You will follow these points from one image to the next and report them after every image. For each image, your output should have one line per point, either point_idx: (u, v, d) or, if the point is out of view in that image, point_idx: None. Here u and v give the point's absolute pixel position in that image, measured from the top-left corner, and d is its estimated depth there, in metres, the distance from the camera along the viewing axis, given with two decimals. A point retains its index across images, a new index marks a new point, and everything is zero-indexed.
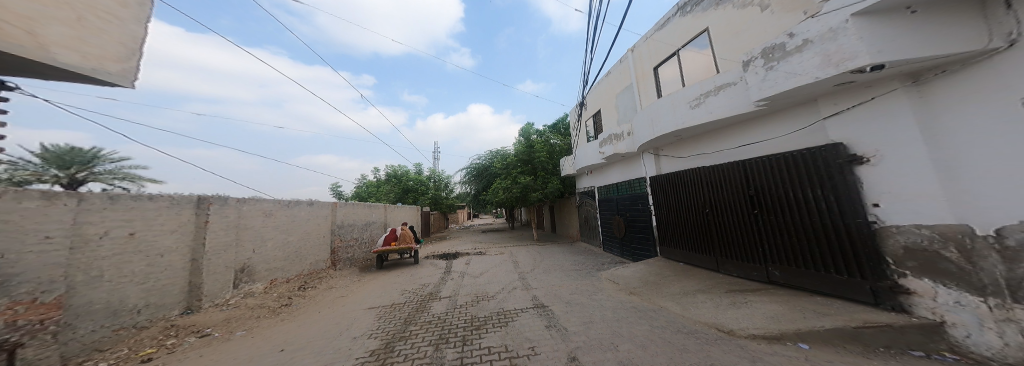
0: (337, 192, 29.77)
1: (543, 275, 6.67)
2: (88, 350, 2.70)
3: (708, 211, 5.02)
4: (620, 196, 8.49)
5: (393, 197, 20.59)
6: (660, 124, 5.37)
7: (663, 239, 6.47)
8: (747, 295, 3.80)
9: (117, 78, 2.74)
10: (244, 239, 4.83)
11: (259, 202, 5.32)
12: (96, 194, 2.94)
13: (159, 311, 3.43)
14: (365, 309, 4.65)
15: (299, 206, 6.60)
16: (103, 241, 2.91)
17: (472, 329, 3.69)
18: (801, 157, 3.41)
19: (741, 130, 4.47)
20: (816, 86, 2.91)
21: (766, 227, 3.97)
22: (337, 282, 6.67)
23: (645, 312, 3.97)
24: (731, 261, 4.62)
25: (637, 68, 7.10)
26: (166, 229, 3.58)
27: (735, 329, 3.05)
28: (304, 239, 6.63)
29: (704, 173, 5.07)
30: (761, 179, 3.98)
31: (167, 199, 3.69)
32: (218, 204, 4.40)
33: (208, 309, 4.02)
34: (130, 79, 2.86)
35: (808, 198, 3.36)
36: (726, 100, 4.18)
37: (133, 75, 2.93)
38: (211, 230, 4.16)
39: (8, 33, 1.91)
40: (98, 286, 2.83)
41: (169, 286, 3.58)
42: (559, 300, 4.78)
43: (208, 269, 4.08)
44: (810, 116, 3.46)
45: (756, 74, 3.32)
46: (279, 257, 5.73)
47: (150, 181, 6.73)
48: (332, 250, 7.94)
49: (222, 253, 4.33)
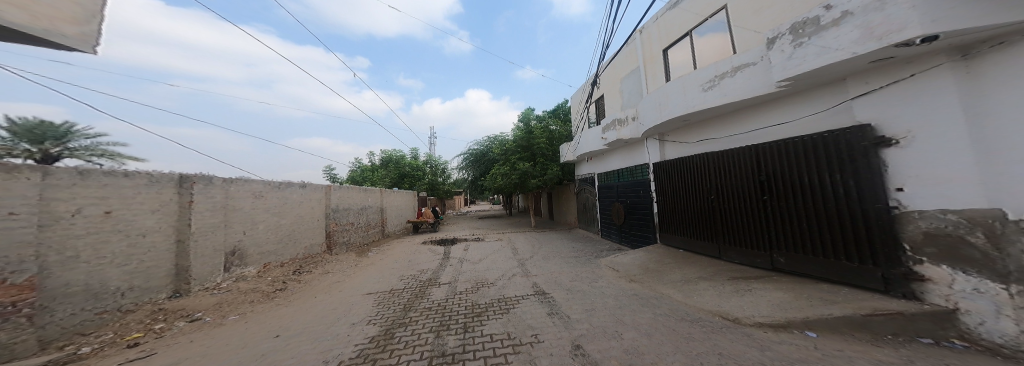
0: (331, 177, 29.23)
1: (542, 262, 6.63)
2: (69, 334, 2.56)
3: (713, 197, 4.96)
4: (620, 183, 8.39)
5: (388, 182, 20.34)
6: (669, 107, 5.21)
7: (664, 225, 6.45)
8: (752, 283, 3.77)
9: (73, 42, 2.41)
10: (234, 221, 4.62)
11: (248, 183, 5.06)
12: (65, 168, 2.68)
13: (145, 294, 3.25)
14: (364, 295, 4.56)
15: (290, 188, 6.36)
16: (76, 219, 2.68)
17: (473, 315, 3.62)
18: (821, 140, 3.28)
19: (757, 114, 4.33)
20: (850, 62, 2.77)
21: (774, 213, 3.92)
22: (333, 266, 6.55)
23: (647, 299, 3.94)
24: (734, 247, 4.62)
25: (645, 51, 6.84)
26: (146, 209, 3.34)
27: (740, 317, 3.04)
28: (297, 222, 6.45)
29: (712, 158, 4.96)
30: (774, 164, 3.88)
31: (145, 178, 3.42)
32: (203, 183, 4.13)
33: (198, 292, 3.86)
34: (89, 43, 2.54)
35: (824, 184, 3.27)
36: (742, 82, 4.02)
37: (96, 38, 2.62)
38: (196, 211, 3.92)
39: None
40: (73, 267, 2.63)
41: (155, 269, 3.39)
42: (560, 287, 4.72)
43: (196, 251, 3.88)
44: (836, 97, 3.32)
45: (783, 52, 3.23)
46: (271, 241, 5.55)
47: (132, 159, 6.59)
48: (327, 234, 7.77)
49: (210, 235, 4.11)
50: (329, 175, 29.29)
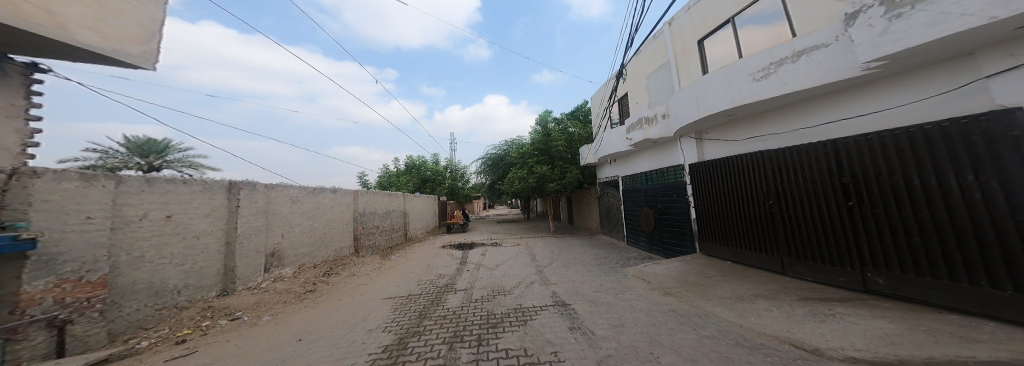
0: (363, 183, 31.15)
1: (563, 269, 6.22)
2: (134, 329, 2.80)
3: (774, 202, 4.19)
4: (648, 186, 7.65)
5: (413, 186, 21.34)
6: (709, 101, 4.54)
7: (706, 234, 5.69)
8: (833, 306, 3.05)
9: (138, 59, 2.70)
10: (273, 224, 4.96)
11: (286, 188, 5.42)
12: (135, 176, 2.99)
13: (198, 292, 3.53)
14: (383, 299, 4.73)
15: (323, 193, 6.75)
16: (142, 223, 2.96)
17: (488, 327, 3.39)
18: (940, 132, 2.53)
19: (828, 104, 3.57)
20: (982, 31, 2.08)
21: (863, 223, 3.15)
22: (359, 269, 6.84)
23: (688, 317, 3.37)
24: (804, 261, 3.84)
25: (675, 43, 6.17)
26: (200, 212, 3.63)
27: (822, 348, 2.42)
28: (328, 226, 6.82)
29: (770, 158, 4.21)
30: (862, 162, 3.11)
31: (201, 184, 3.73)
32: (248, 189, 4.47)
33: (242, 291, 4.15)
34: (151, 61, 2.83)
35: (945, 187, 2.51)
36: (807, 68, 3.33)
37: (155, 57, 2.93)
38: (243, 215, 4.24)
39: (25, 11, 1.90)
40: (139, 266, 2.90)
41: (207, 269, 3.69)
42: (583, 298, 4.32)
43: (241, 253, 4.19)
44: (953, 77, 2.55)
45: (870, 28, 2.57)
46: (305, 243, 5.91)
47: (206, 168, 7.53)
48: (354, 237, 8.15)
49: (253, 238, 4.42)
50: (362, 181, 31.18)
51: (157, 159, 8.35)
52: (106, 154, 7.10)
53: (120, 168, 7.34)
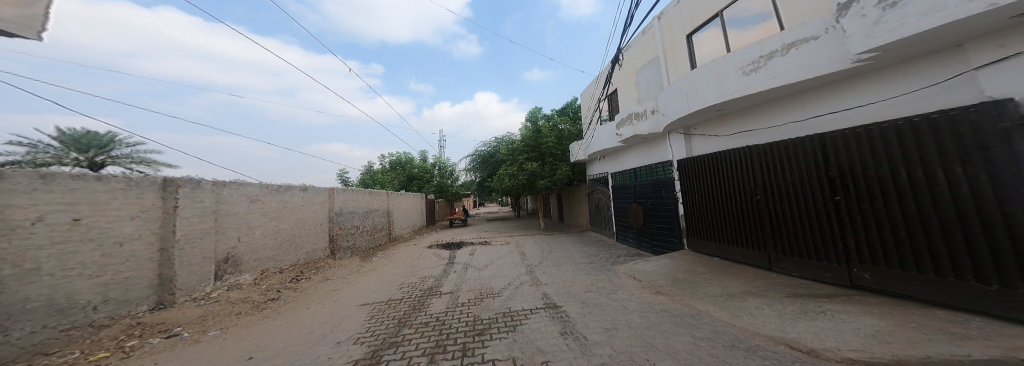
0: (343, 181, 29.71)
1: (553, 269, 6.04)
2: (28, 355, 2.28)
3: (762, 197, 4.18)
4: (638, 182, 7.61)
5: (399, 184, 20.66)
6: (697, 96, 4.47)
7: (692, 230, 5.70)
8: (822, 303, 3.00)
9: (8, 25, 2.03)
10: (225, 226, 4.40)
11: (242, 186, 4.86)
12: (23, 171, 2.44)
13: (122, 307, 3.01)
14: (358, 306, 4.32)
15: (290, 192, 6.18)
16: (37, 227, 2.44)
17: (474, 334, 3.09)
18: (927, 124, 2.50)
19: (815, 98, 3.56)
20: (975, 20, 2.02)
21: (851, 218, 3.15)
22: (334, 273, 6.34)
23: (681, 317, 3.24)
24: (791, 257, 3.85)
25: (665, 38, 6.09)
26: (123, 215, 3.10)
27: (818, 349, 2.32)
28: (297, 227, 6.25)
29: (758, 152, 4.20)
30: (850, 156, 3.09)
31: (123, 182, 3.17)
32: (189, 187, 3.91)
33: (184, 303, 3.64)
34: (29, 28, 2.16)
35: (932, 181, 2.48)
36: (798, 61, 3.26)
37: (43, 25, 2.27)
38: (182, 216, 3.71)
39: None
40: (34, 280, 2.37)
41: (135, 280, 3.16)
42: (574, 299, 4.11)
43: (181, 260, 3.65)
44: (942, 70, 2.53)
45: (863, 19, 2.49)
46: (269, 246, 5.36)
47: (157, 164, 6.69)
48: (330, 238, 7.59)
49: (197, 242, 3.89)
50: (343, 179, 29.87)
51: (98, 155, 7.34)
52: (36, 149, 6.10)
53: (51, 165, 6.35)
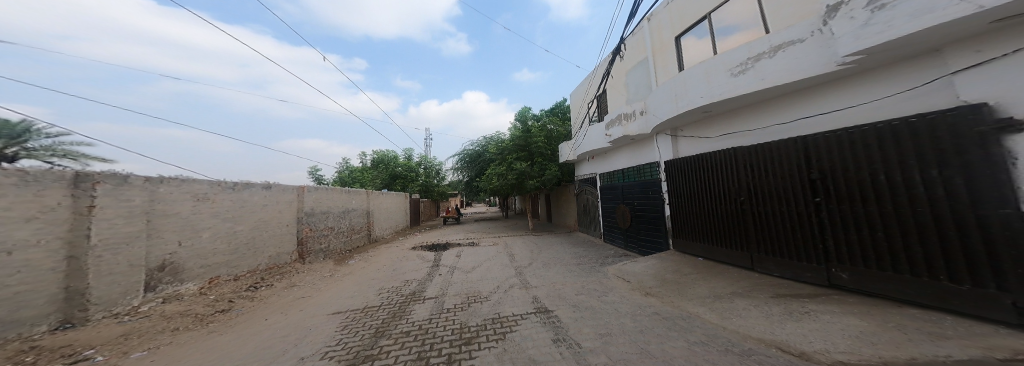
0: (317, 179, 28.05)
1: (542, 270, 5.87)
2: None
3: (746, 198, 4.31)
4: (626, 183, 7.67)
5: (379, 183, 19.73)
6: (687, 97, 4.56)
7: (678, 231, 5.81)
8: (805, 304, 3.04)
9: None
10: (159, 230, 3.80)
11: (185, 183, 4.28)
12: None
13: (10, 329, 2.43)
14: (329, 314, 3.88)
15: (249, 189, 5.54)
16: None
17: (461, 344, 2.81)
18: (906, 127, 2.60)
19: (801, 101, 3.71)
20: (955, 25, 2.09)
21: (830, 219, 3.28)
22: (302, 278, 5.77)
23: (674, 320, 3.17)
24: (773, 257, 3.99)
25: (653, 39, 6.15)
26: (16, 217, 2.53)
27: (809, 352, 2.29)
28: (257, 228, 5.61)
29: (743, 154, 4.33)
30: (831, 159, 3.21)
31: (15, 177, 2.59)
32: (111, 183, 3.31)
33: (100, 321, 3.06)
34: None
35: (910, 183, 2.58)
36: (784, 63, 3.34)
37: None
38: (101, 218, 3.14)
39: None
40: None
41: (28, 295, 2.58)
42: (566, 303, 3.94)
43: (95, 270, 3.05)
44: (923, 73, 2.64)
45: (852, 20, 2.56)
46: (221, 251, 4.73)
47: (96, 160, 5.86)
48: (299, 241, 6.93)
49: (121, 249, 3.31)
50: (316, 176, 28.21)
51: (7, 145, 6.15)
52: None
53: None
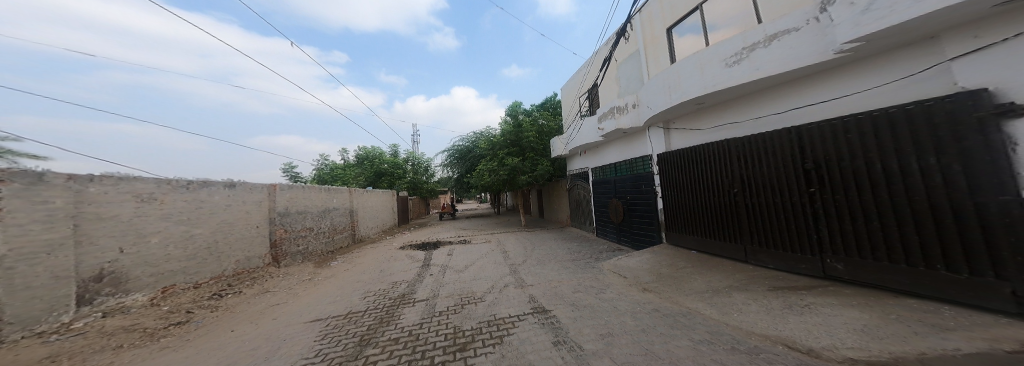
0: (295, 178, 26.73)
1: (537, 268, 5.73)
2: None
3: (739, 190, 4.30)
4: (618, 177, 7.61)
5: (364, 181, 19.00)
6: (681, 89, 4.47)
7: (671, 224, 5.80)
8: (804, 296, 3.02)
9: None
10: (86, 238, 3.31)
11: (124, 182, 3.85)
12: None
13: None
14: (307, 323, 3.57)
15: (209, 188, 5.07)
16: None
17: (455, 350, 2.60)
18: (904, 115, 2.57)
19: (795, 92, 3.68)
20: (956, 10, 2.03)
21: (824, 209, 3.27)
22: (276, 283, 5.42)
23: (674, 317, 3.09)
24: (767, 249, 4.00)
25: (644, 31, 6.04)
26: None
27: (817, 349, 2.23)
28: (220, 231, 5.15)
29: (736, 146, 4.29)
30: (825, 148, 3.19)
31: None
32: (23, 184, 2.82)
33: (21, 341, 2.63)
34: None
35: (906, 172, 2.56)
36: (779, 53, 3.28)
37: None
38: (11, 224, 2.67)
39: None
40: None
41: None
42: (563, 302, 3.80)
43: (10, 285, 2.61)
44: (918, 61, 2.61)
45: (851, 6, 2.48)
46: (173, 257, 4.29)
47: None
48: (271, 243, 6.49)
49: (38, 260, 2.87)
50: (294, 175, 26.90)
51: None
52: None
53: None
